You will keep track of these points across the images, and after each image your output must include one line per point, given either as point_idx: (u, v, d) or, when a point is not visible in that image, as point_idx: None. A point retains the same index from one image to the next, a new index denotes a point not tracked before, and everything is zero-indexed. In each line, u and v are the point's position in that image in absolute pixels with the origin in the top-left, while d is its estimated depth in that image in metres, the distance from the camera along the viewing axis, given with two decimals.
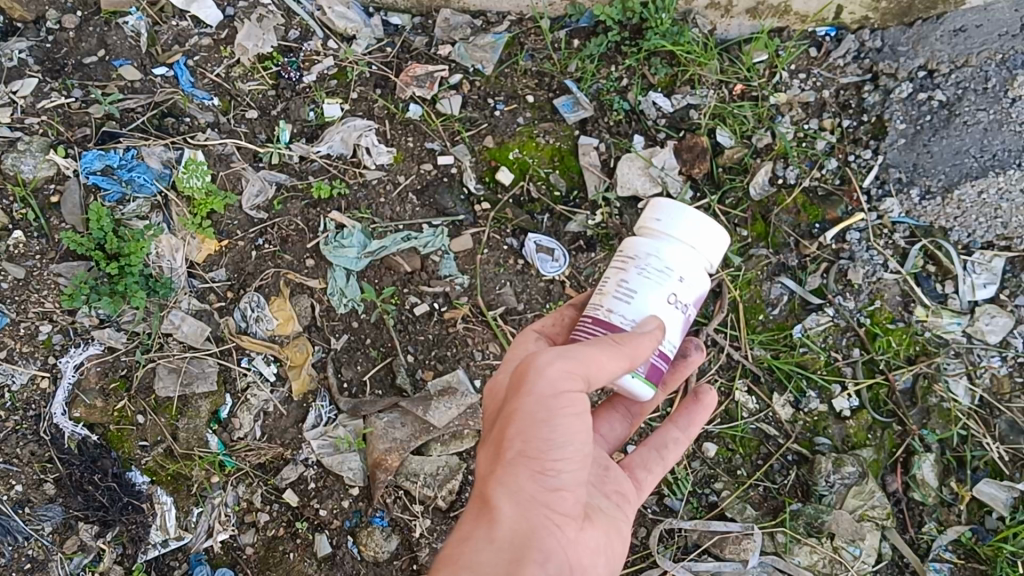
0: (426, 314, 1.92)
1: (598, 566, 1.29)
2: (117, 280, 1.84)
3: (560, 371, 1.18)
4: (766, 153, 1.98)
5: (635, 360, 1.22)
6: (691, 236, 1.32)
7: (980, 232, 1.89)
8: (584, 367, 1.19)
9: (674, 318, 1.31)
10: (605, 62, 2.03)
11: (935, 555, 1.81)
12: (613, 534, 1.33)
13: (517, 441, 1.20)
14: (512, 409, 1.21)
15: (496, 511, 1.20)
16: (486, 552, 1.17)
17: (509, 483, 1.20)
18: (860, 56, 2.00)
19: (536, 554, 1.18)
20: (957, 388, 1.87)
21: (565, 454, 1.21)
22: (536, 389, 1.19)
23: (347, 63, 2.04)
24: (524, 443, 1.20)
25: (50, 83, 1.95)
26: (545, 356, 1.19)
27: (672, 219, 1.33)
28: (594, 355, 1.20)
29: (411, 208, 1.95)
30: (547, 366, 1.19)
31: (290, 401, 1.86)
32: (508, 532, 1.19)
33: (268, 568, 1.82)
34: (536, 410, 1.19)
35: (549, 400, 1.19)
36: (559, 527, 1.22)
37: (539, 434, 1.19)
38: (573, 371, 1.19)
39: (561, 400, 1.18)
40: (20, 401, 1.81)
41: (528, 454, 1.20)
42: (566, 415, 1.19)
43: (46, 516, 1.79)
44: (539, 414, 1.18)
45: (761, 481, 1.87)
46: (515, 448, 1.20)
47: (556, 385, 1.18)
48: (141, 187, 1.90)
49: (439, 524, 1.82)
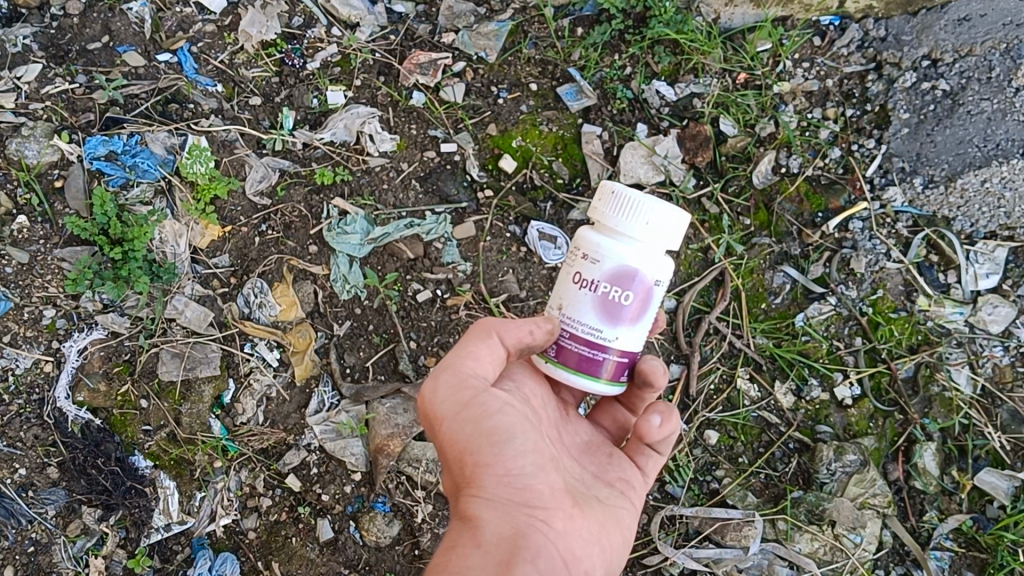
0: (429, 300, 1.92)
1: (599, 556, 1.31)
2: (121, 265, 1.85)
3: (454, 381, 1.25)
4: (770, 143, 1.98)
5: (503, 334, 1.29)
6: (632, 221, 1.27)
7: (983, 222, 1.88)
8: (473, 368, 1.26)
9: (583, 297, 1.30)
10: (609, 50, 2.03)
11: (935, 544, 1.83)
12: (611, 521, 1.34)
13: (466, 453, 1.23)
14: (442, 431, 1.26)
15: (475, 526, 1.23)
16: (475, 561, 1.19)
17: (478, 494, 1.23)
18: (864, 45, 1.99)
19: (524, 551, 1.20)
20: (960, 377, 1.86)
21: (517, 449, 1.23)
22: (450, 406, 1.24)
23: (350, 51, 2.04)
24: (475, 453, 1.23)
25: (54, 68, 1.95)
26: (439, 374, 1.27)
27: (626, 211, 1.28)
28: (478, 354, 1.27)
29: (414, 195, 1.96)
30: (441, 384, 1.26)
31: (293, 387, 1.87)
32: (492, 537, 1.22)
33: (271, 552, 1.84)
34: (461, 422, 1.24)
35: (467, 408, 1.24)
36: (542, 521, 1.24)
37: (483, 439, 1.22)
38: (466, 376, 1.26)
39: (476, 402, 1.23)
40: (23, 384, 1.81)
41: (482, 462, 1.22)
42: (493, 415, 1.23)
43: (50, 500, 1.80)
44: (467, 424, 1.23)
45: (762, 468, 1.87)
46: (468, 461, 1.24)
47: (461, 395, 1.24)
48: (144, 173, 1.91)
49: (440, 510, 1.83)
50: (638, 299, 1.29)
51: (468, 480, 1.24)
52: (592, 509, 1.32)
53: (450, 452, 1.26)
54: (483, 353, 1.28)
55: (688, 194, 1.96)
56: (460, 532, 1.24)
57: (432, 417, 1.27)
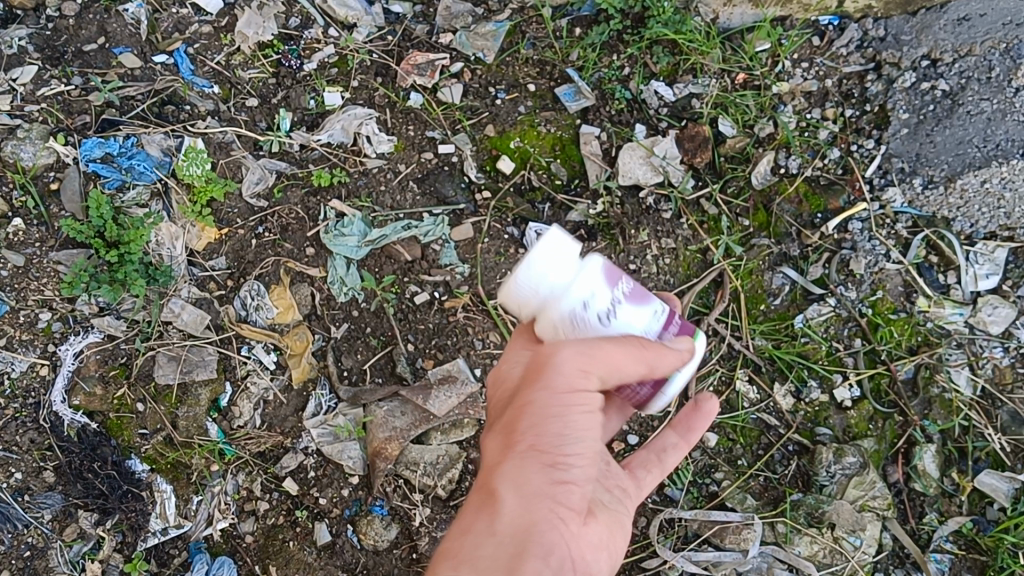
0: (426, 302, 1.91)
1: (604, 565, 1.24)
2: (117, 268, 1.84)
3: (572, 367, 1.17)
4: (769, 143, 1.97)
5: (654, 364, 1.22)
6: (549, 272, 1.18)
7: (982, 222, 1.87)
8: (597, 366, 1.18)
9: (621, 314, 1.21)
10: (607, 51, 2.02)
11: (935, 546, 1.81)
12: (616, 533, 1.28)
13: (530, 430, 1.18)
14: (526, 394, 1.19)
15: (499, 502, 1.16)
16: (489, 543, 1.12)
17: (518, 472, 1.17)
18: (863, 44, 1.98)
19: (538, 548, 1.13)
20: (959, 378, 1.86)
21: (577, 448, 1.19)
22: (544, 375, 1.18)
23: (347, 51, 2.04)
24: (536, 437, 1.18)
25: (50, 70, 1.95)
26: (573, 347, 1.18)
27: (535, 275, 1.19)
28: (621, 359, 1.19)
29: (412, 197, 1.95)
30: (565, 355, 1.17)
31: (290, 389, 1.86)
32: (509, 525, 1.15)
33: (268, 557, 1.81)
34: (549, 398, 1.17)
35: (571, 394, 1.18)
36: (563, 522, 1.17)
37: (554, 423, 1.18)
38: (586, 369, 1.18)
39: (578, 392, 1.18)
40: (20, 388, 1.81)
41: (540, 446, 1.18)
42: (575, 405, 1.18)
43: (46, 504, 1.79)
44: (554, 403, 1.17)
45: (762, 471, 1.86)
46: (527, 439, 1.18)
47: (567, 382, 1.17)
48: (141, 175, 1.90)
49: (439, 513, 1.81)
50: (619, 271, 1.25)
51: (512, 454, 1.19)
52: (601, 517, 1.26)
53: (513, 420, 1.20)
54: (625, 363, 1.19)
55: (687, 195, 1.95)
56: (476, 511, 1.17)
57: (535, 374, 1.19)
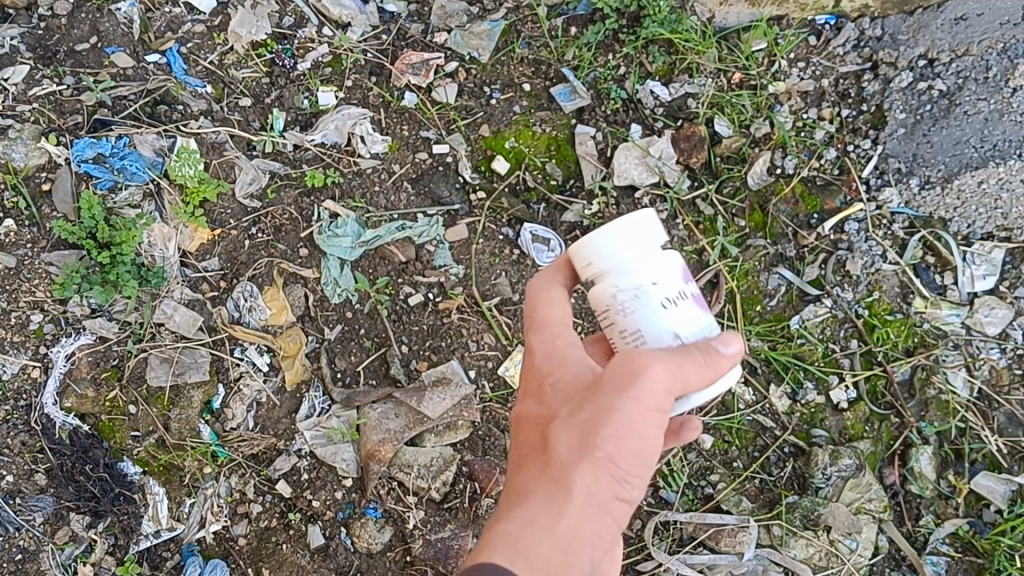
0: (420, 304, 1.90)
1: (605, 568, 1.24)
2: (108, 269, 1.83)
3: (665, 386, 1.07)
4: (765, 143, 1.96)
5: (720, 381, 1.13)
6: (630, 248, 1.16)
7: (979, 223, 1.86)
8: (682, 385, 1.08)
9: (681, 310, 1.15)
10: (603, 50, 2.02)
11: (932, 549, 1.80)
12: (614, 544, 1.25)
13: (612, 443, 1.08)
14: (613, 399, 1.08)
15: (565, 506, 1.08)
16: (544, 548, 1.06)
17: (590, 482, 1.09)
18: (860, 45, 1.97)
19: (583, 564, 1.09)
20: (956, 380, 1.85)
21: (643, 471, 1.12)
22: (640, 382, 1.07)
23: (342, 51, 2.03)
24: (617, 455, 1.09)
25: (41, 70, 1.93)
26: (671, 366, 1.07)
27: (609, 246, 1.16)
28: (700, 380, 1.10)
29: (406, 197, 1.94)
30: (664, 378, 1.07)
31: (283, 392, 1.85)
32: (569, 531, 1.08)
33: (261, 559, 1.80)
34: (638, 415, 1.08)
35: (655, 412, 1.08)
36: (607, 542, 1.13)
37: (634, 446, 1.09)
38: (673, 387, 1.08)
39: (659, 412, 1.09)
40: (10, 390, 1.79)
41: (617, 463, 1.09)
42: (655, 426, 1.10)
43: (38, 507, 1.77)
44: (639, 423, 1.08)
45: (757, 473, 1.85)
46: (609, 451, 1.08)
47: (656, 401, 1.07)
48: (133, 175, 1.89)
49: (432, 516, 1.79)
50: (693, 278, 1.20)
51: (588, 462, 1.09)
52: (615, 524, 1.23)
53: (591, 422, 1.09)
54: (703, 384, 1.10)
55: (682, 196, 1.95)
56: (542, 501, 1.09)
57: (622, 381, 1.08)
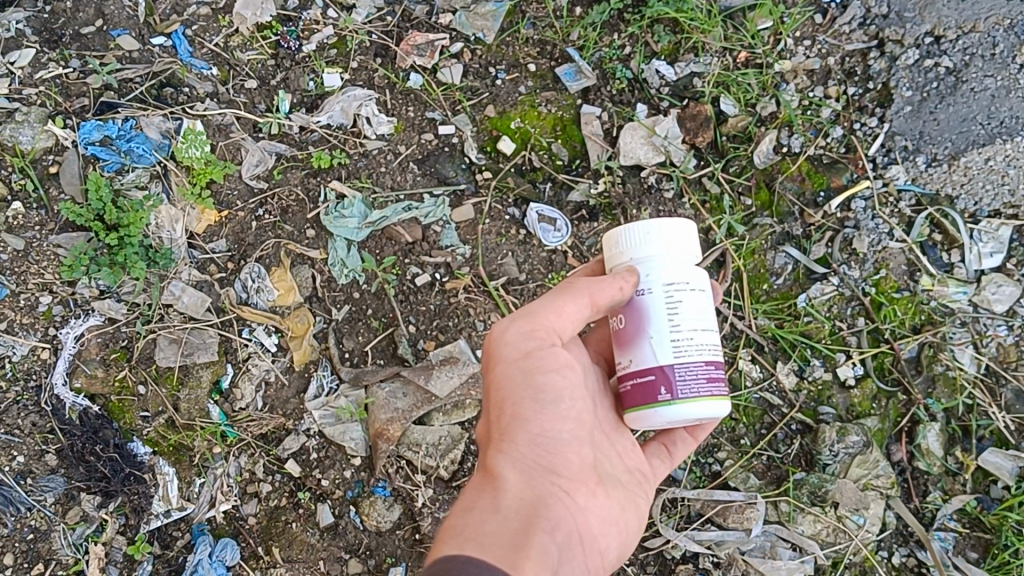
0: (427, 284, 1.90)
1: (614, 538, 1.33)
2: (116, 251, 1.84)
3: (515, 333, 1.28)
4: (771, 122, 1.96)
5: (595, 295, 1.28)
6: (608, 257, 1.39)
7: (986, 200, 1.86)
8: (537, 325, 1.28)
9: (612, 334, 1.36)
10: (608, 30, 2.01)
11: (939, 525, 1.80)
12: (629, 509, 1.37)
13: (507, 404, 1.27)
14: (493, 374, 1.29)
15: (501, 481, 1.25)
16: (491, 520, 1.20)
17: (509, 450, 1.26)
18: (866, 22, 1.95)
19: (544, 520, 1.22)
20: (963, 357, 1.84)
21: (557, 413, 1.27)
22: (505, 342, 1.28)
23: (346, 32, 2.02)
24: (517, 412, 1.26)
25: (47, 53, 1.94)
26: (513, 317, 1.29)
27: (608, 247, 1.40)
28: (559, 305, 1.29)
29: (412, 177, 1.94)
30: (514, 326, 1.28)
31: (291, 371, 1.86)
32: (513, 500, 1.23)
33: (271, 538, 1.81)
34: (514, 370, 1.27)
35: (529, 355, 1.27)
36: (567, 496, 1.27)
37: (527, 393, 1.26)
38: (528, 332, 1.28)
39: (538, 352, 1.27)
40: (20, 371, 1.80)
41: (522, 420, 1.26)
42: (545, 372, 1.27)
43: (48, 487, 1.78)
44: (519, 373, 1.27)
45: (764, 450, 1.85)
46: (507, 413, 1.27)
47: (518, 348, 1.27)
48: (140, 158, 1.89)
49: (441, 494, 1.80)
50: (634, 313, 1.31)
51: (501, 433, 1.28)
52: (612, 489, 1.35)
53: (489, 405, 1.30)
54: (569, 309, 1.29)
55: (688, 174, 1.95)
56: (480, 487, 1.25)
57: (492, 356, 1.30)
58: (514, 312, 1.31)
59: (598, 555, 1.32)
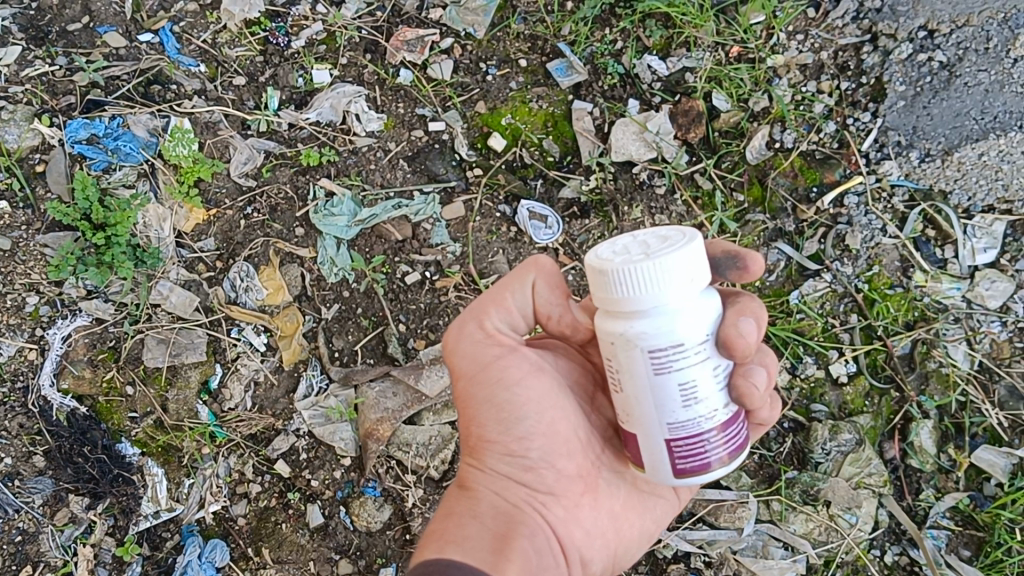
0: (417, 282, 1.89)
1: (608, 542, 1.32)
2: (104, 250, 1.82)
3: (469, 345, 1.25)
4: (764, 117, 1.91)
5: (539, 286, 1.24)
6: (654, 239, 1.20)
7: (980, 195, 1.82)
8: (488, 334, 1.24)
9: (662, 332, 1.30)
10: (599, 25, 1.96)
11: (932, 522, 1.81)
12: (631, 515, 1.34)
13: (476, 417, 1.27)
14: (457, 386, 1.28)
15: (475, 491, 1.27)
16: (463, 528, 1.24)
17: (482, 462, 1.28)
18: (859, 16, 1.88)
19: (517, 530, 1.24)
20: (956, 353, 1.83)
21: (527, 429, 1.24)
22: (458, 352, 1.26)
23: (336, 28, 1.98)
24: (484, 425, 1.26)
25: (34, 51, 1.91)
26: (464, 324, 1.26)
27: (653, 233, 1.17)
28: (506, 303, 1.24)
29: (402, 175, 1.93)
30: (466, 337, 1.25)
31: (280, 371, 1.86)
32: (488, 508, 1.26)
33: (261, 539, 1.82)
34: (474, 383, 1.25)
35: (487, 368, 1.24)
36: (544, 506, 1.27)
37: (491, 409, 1.24)
38: (482, 343, 1.24)
39: (497, 365, 1.23)
40: (7, 372, 1.80)
41: (491, 434, 1.26)
42: (505, 383, 1.23)
43: (36, 489, 1.79)
44: (481, 388, 1.25)
45: (756, 448, 1.87)
46: (476, 427, 1.27)
47: (474, 361, 1.25)
48: (127, 156, 1.87)
49: (432, 494, 1.80)
50: None
51: (475, 444, 1.29)
52: (608, 497, 1.32)
53: (462, 415, 1.30)
54: (515, 305, 1.25)
55: (680, 170, 1.93)
56: (459, 493, 1.30)
57: (454, 367, 1.29)
58: (466, 316, 1.27)
59: (585, 564, 1.32)
